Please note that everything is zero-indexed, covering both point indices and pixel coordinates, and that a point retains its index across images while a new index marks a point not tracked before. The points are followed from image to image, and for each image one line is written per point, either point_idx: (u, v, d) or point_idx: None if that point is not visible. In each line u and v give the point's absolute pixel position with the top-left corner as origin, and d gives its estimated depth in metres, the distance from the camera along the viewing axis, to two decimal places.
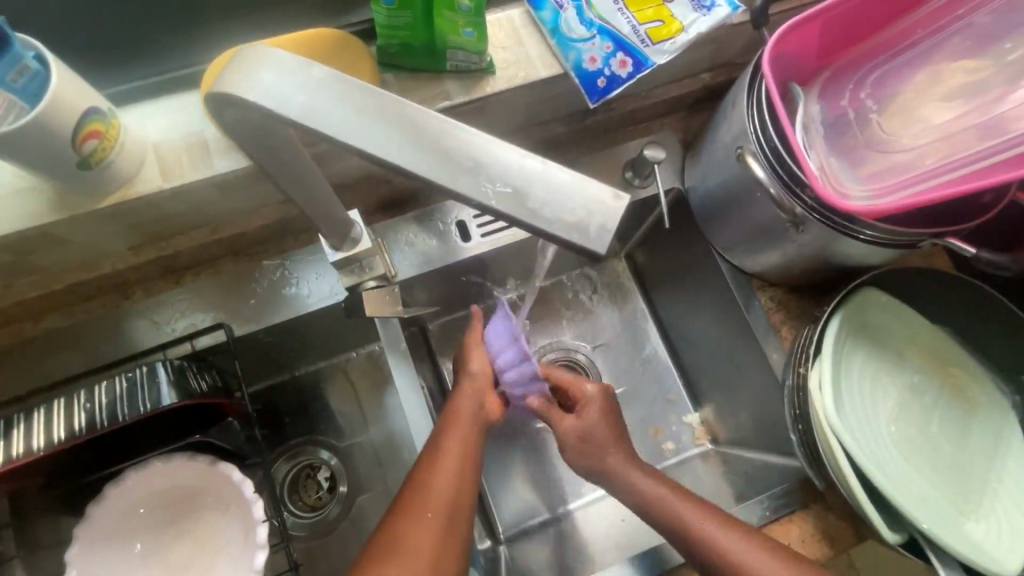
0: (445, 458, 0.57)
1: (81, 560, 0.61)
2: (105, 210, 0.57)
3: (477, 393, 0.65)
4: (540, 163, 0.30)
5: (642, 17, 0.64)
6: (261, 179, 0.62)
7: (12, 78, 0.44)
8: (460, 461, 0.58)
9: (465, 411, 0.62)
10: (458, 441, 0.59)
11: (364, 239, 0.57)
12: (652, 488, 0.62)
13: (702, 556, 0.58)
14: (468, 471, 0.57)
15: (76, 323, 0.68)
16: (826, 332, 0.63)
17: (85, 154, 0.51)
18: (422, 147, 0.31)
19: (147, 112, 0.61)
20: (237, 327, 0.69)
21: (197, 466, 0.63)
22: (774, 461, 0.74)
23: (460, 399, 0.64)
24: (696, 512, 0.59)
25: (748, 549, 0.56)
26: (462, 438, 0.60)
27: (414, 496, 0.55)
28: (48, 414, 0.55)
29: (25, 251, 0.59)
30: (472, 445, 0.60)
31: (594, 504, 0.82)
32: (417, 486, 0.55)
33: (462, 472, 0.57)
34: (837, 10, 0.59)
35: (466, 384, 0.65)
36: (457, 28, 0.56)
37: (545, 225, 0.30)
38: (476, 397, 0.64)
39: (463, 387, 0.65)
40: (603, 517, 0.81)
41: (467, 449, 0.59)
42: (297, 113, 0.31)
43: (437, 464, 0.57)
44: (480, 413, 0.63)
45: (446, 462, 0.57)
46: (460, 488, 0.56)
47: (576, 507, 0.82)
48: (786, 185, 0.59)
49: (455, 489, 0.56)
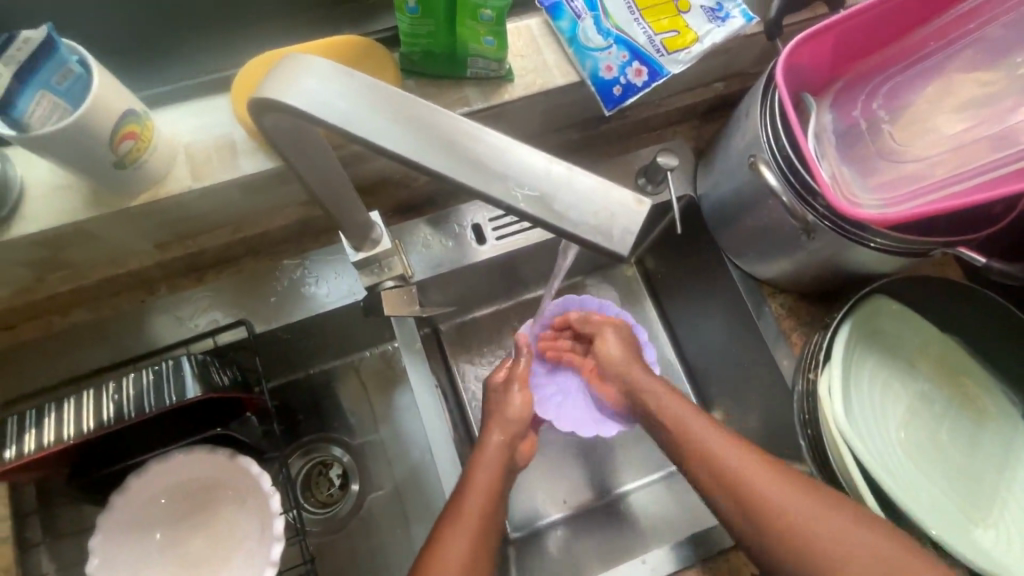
0: (472, 512, 0.57)
1: (105, 549, 0.62)
2: (138, 208, 0.59)
3: (505, 443, 0.64)
4: (566, 169, 0.32)
5: (657, 27, 0.66)
6: (286, 181, 0.64)
7: (56, 81, 0.47)
8: (482, 504, 0.58)
9: (491, 455, 0.63)
10: (481, 492, 0.59)
11: (384, 240, 0.59)
12: (688, 420, 0.62)
13: (727, 487, 0.57)
14: (493, 517, 0.58)
15: (102, 318, 0.70)
16: (837, 339, 0.64)
17: (121, 154, 0.53)
18: (450, 153, 0.32)
19: (176, 116, 0.63)
20: (257, 325, 0.70)
21: (216, 459, 0.65)
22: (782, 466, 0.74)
23: (487, 451, 0.63)
24: (724, 438, 0.59)
25: (767, 479, 0.55)
26: (487, 489, 0.59)
27: (437, 544, 0.55)
28: (78, 405, 0.58)
29: (59, 247, 0.61)
30: (496, 496, 0.60)
31: (635, 492, 0.84)
32: (432, 546, 0.56)
33: (486, 512, 0.58)
34: (851, 22, 0.61)
35: (495, 428, 0.66)
36: (478, 36, 0.58)
37: (570, 227, 0.31)
38: (504, 445, 0.64)
39: (495, 430, 0.65)
40: (637, 506, 0.83)
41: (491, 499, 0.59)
42: (336, 117, 0.33)
43: (462, 515, 0.57)
44: (507, 460, 0.64)
45: (468, 519, 0.57)
46: (482, 532, 0.57)
47: (618, 494, 0.84)
48: (798, 193, 0.60)
49: (475, 541, 0.56)
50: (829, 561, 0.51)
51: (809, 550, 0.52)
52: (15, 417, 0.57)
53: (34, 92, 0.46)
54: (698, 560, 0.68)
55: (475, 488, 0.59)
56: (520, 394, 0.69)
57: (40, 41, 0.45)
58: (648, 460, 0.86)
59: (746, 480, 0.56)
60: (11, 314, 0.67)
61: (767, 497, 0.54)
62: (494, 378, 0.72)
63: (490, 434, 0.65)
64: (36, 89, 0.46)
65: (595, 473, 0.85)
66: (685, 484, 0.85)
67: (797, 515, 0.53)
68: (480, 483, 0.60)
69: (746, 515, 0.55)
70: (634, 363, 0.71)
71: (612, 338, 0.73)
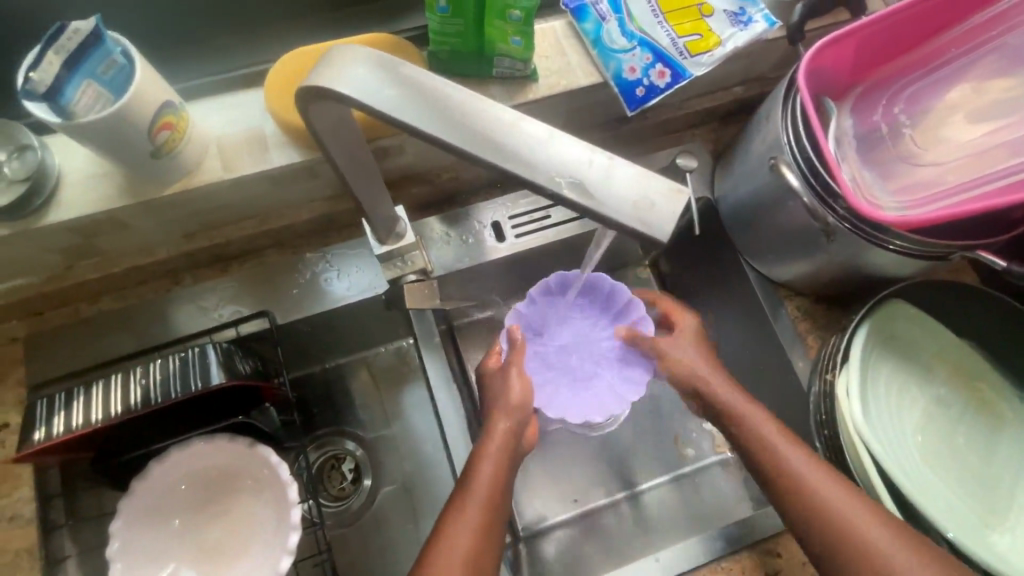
0: (468, 510, 0.57)
1: (124, 533, 0.63)
2: (169, 197, 0.61)
3: (511, 432, 0.63)
4: (607, 159, 0.32)
5: (680, 31, 0.67)
6: (313, 174, 0.65)
7: (101, 71, 0.48)
8: (488, 498, 0.58)
9: (494, 442, 0.62)
10: (484, 491, 0.58)
11: (408, 234, 0.62)
12: (759, 424, 0.62)
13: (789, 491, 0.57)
14: (490, 517, 0.57)
15: (129, 305, 0.71)
16: (855, 340, 0.64)
17: (158, 144, 0.54)
18: (494, 141, 0.33)
19: (209, 108, 0.64)
20: (278, 316, 0.71)
21: (236, 448, 0.66)
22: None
23: (489, 443, 0.62)
24: (794, 446, 0.59)
25: (832, 491, 0.56)
26: (486, 494, 0.58)
27: (448, 531, 0.56)
28: (107, 388, 0.59)
29: (92, 234, 0.63)
30: (498, 492, 0.59)
31: (632, 498, 0.84)
32: (436, 539, 0.56)
33: (489, 509, 0.58)
34: (874, 27, 0.61)
35: (499, 419, 0.64)
36: (505, 36, 0.59)
37: (611, 215, 0.32)
38: (508, 435, 0.63)
39: (498, 412, 0.65)
40: (633, 512, 0.83)
41: (489, 501, 0.58)
42: (383, 106, 0.34)
43: (459, 514, 0.57)
44: (511, 451, 0.62)
45: (475, 511, 0.57)
46: (487, 521, 0.57)
47: (616, 499, 0.84)
48: (818, 195, 0.61)
49: (475, 531, 0.56)
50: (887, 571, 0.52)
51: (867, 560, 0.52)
52: (46, 399, 0.59)
53: (80, 80, 0.47)
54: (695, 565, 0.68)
55: (475, 490, 0.58)
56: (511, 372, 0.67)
57: (88, 31, 0.46)
58: (659, 461, 0.86)
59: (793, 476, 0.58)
60: (41, 300, 0.68)
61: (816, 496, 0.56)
62: (484, 366, 0.72)
63: (496, 421, 0.64)
64: (82, 78, 0.47)
65: (606, 472, 0.85)
66: (694, 487, 0.85)
67: (848, 520, 0.54)
68: (490, 466, 0.60)
69: (798, 512, 0.57)
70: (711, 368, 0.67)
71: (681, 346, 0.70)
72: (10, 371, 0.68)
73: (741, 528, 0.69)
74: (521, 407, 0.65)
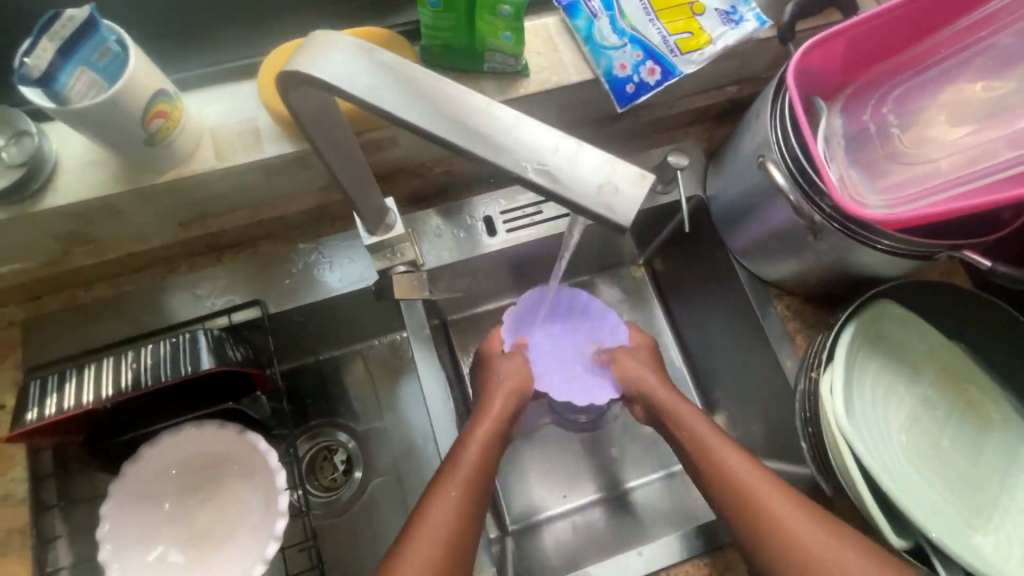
0: (449, 487, 0.59)
1: (115, 515, 0.65)
2: (163, 184, 0.62)
3: (501, 417, 0.66)
4: (575, 145, 0.33)
5: (672, 28, 0.67)
6: (306, 165, 0.66)
7: (95, 58, 0.49)
8: (469, 477, 0.60)
9: (489, 420, 0.66)
10: (467, 468, 0.61)
11: (397, 225, 0.63)
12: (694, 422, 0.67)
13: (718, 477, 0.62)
14: (474, 495, 0.59)
15: (125, 292, 0.72)
16: (840, 339, 0.64)
17: (151, 132, 0.55)
18: (466, 127, 0.34)
19: (205, 99, 0.65)
20: (270, 305, 0.72)
21: (225, 434, 0.67)
22: (787, 468, 0.73)
23: (475, 432, 0.65)
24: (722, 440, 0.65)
25: (757, 478, 0.61)
26: (469, 471, 0.61)
27: (425, 508, 0.58)
28: (99, 371, 0.60)
29: (89, 220, 0.64)
30: (483, 470, 0.61)
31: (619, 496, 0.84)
32: (419, 516, 0.57)
33: (468, 485, 0.60)
34: (863, 27, 0.62)
35: (493, 404, 0.67)
36: (496, 31, 0.60)
37: (578, 199, 0.32)
38: (500, 420, 0.66)
39: (495, 392, 0.69)
40: (621, 509, 0.83)
41: (472, 478, 0.60)
42: (358, 91, 0.35)
43: (438, 491, 0.59)
44: (501, 437, 0.66)
45: (453, 486, 0.59)
46: (462, 502, 0.58)
47: (606, 496, 0.84)
48: (805, 193, 0.61)
49: (456, 507, 0.58)
50: (798, 551, 0.56)
51: (783, 541, 0.57)
52: (39, 381, 0.60)
53: (75, 67, 0.48)
54: (679, 560, 0.68)
55: (458, 471, 0.61)
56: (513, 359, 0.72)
57: (82, 19, 0.47)
58: (650, 459, 0.87)
59: (732, 473, 0.62)
60: (39, 285, 0.70)
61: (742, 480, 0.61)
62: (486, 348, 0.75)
63: (491, 404, 0.67)
64: (77, 65, 0.48)
65: (596, 470, 0.85)
66: (683, 486, 0.85)
67: (769, 505, 0.59)
68: (478, 441, 0.64)
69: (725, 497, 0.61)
70: (657, 376, 0.72)
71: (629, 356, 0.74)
72: (5, 355, 0.69)
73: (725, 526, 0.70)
74: (515, 396, 0.69)
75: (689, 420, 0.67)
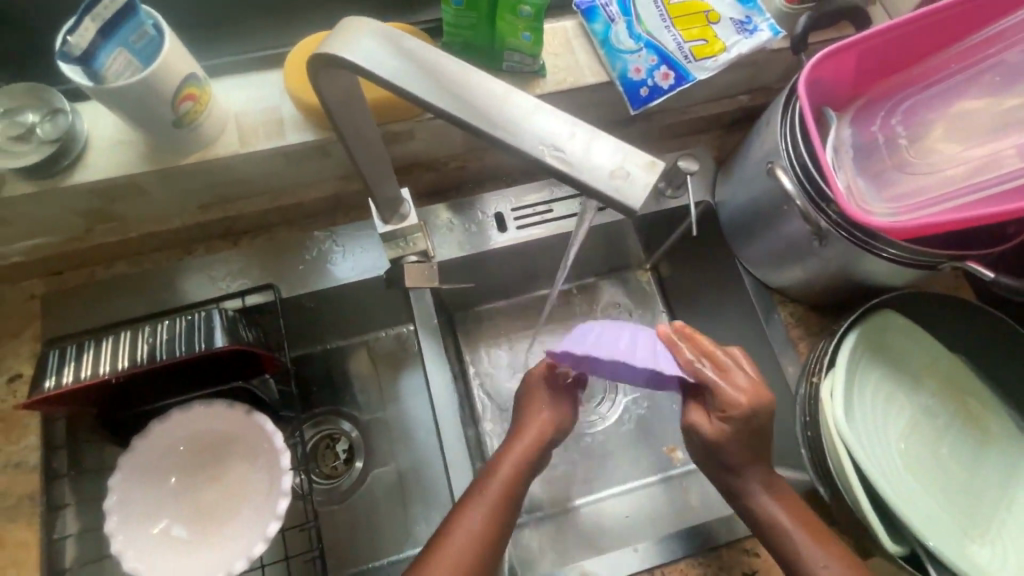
0: (473, 514, 0.59)
1: (122, 488, 0.66)
2: (188, 166, 0.64)
3: (533, 445, 0.65)
4: (589, 131, 0.34)
5: (687, 36, 0.69)
6: (326, 154, 0.69)
7: (133, 41, 0.51)
8: (500, 497, 0.61)
9: (519, 449, 0.64)
10: (492, 497, 0.60)
11: (412, 216, 0.64)
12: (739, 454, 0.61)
13: (749, 504, 0.62)
14: (497, 522, 0.59)
15: (143, 271, 0.74)
16: (843, 346, 0.65)
17: (180, 114, 0.57)
18: (487, 111, 0.35)
19: (231, 85, 0.67)
20: (284, 289, 0.74)
21: (233, 415, 0.68)
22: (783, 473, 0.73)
23: (505, 458, 0.64)
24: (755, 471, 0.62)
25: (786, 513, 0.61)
26: (495, 497, 0.61)
27: (456, 518, 0.59)
28: (116, 345, 0.62)
29: (114, 198, 0.66)
30: (510, 495, 0.61)
31: (618, 496, 0.85)
32: (439, 542, 0.58)
33: (501, 505, 0.60)
34: (874, 40, 0.63)
35: (527, 430, 0.66)
36: (516, 30, 0.62)
37: (591, 182, 0.33)
38: (531, 447, 0.65)
39: (530, 427, 0.66)
40: (618, 509, 0.84)
41: (498, 503, 0.60)
42: (385, 74, 0.37)
43: (461, 517, 0.59)
44: (529, 462, 0.64)
45: (486, 499, 0.60)
46: (490, 519, 0.59)
47: (606, 496, 0.85)
48: (812, 199, 0.62)
49: (478, 533, 0.58)
50: None
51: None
52: (57, 351, 0.62)
53: (113, 47, 0.50)
54: (674, 558, 0.69)
55: (485, 497, 0.61)
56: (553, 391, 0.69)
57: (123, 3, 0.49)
58: (648, 462, 0.87)
59: (759, 500, 0.62)
60: (62, 260, 0.72)
61: (772, 513, 0.61)
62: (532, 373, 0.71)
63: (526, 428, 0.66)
64: (116, 45, 0.51)
65: (595, 469, 0.86)
66: (681, 489, 0.85)
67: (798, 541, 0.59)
68: (507, 469, 0.63)
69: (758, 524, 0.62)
70: (742, 444, 0.60)
71: (720, 425, 0.60)
72: (25, 326, 0.71)
73: (722, 526, 0.70)
74: (545, 432, 0.66)
75: (734, 454, 0.61)
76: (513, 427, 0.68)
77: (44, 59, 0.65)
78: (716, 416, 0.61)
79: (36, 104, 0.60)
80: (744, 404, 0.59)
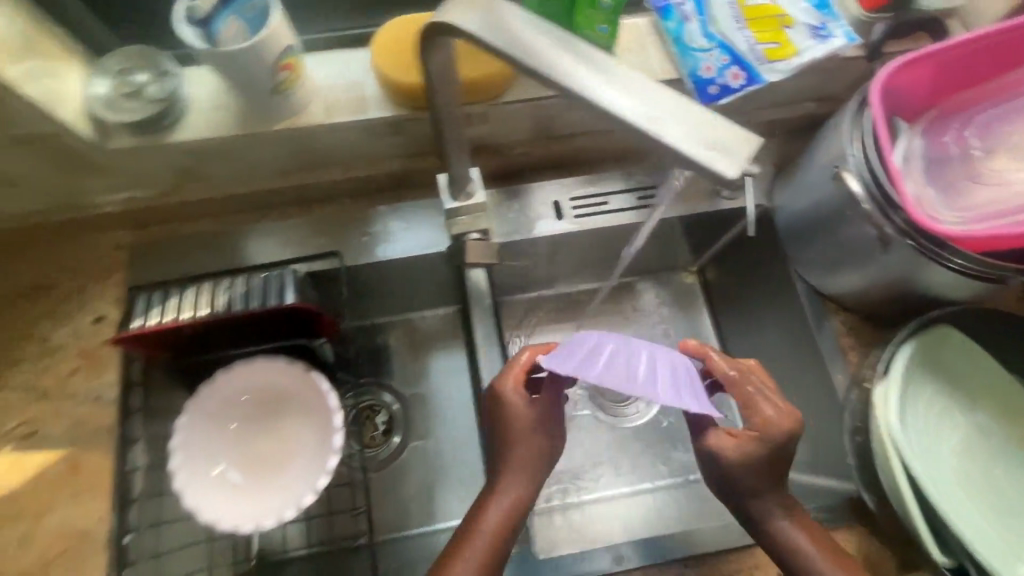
0: (470, 554, 0.56)
1: (187, 430, 0.70)
2: (277, 132, 0.68)
3: (526, 470, 0.60)
4: (688, 105, 0.37)
5: (760, 37, 0.70)
6: (402, 132, 0.72)
7: (245, 10, 0.56)
8: (495, 534, 0.58)
9: (512, 484, 0.60)
10: (487, 535, 0.57)
11: (478, 194, 0.67)
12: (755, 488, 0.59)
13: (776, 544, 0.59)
14: (498, 558, 0.57)
15: (219, 230, 0.78)
16: (899, 354, 0.64)
17: (278, 81, 0.62)
18: (593, 81, 0.39)
19: (319, 60, 0.71)
20: (348, 258, 0.78)
21: (293, 372, 0.72)
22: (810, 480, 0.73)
23: (495, 494, 0.60)
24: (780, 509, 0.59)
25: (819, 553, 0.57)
26: (490, 538, 0.57)
27: (452, 556, 0.56)
28: (197, 294, 0.67)
29: (204, 157, 0.70)
30: (506, 531, 0.58)
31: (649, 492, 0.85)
32: None
33: (498, 541, 0.57)
34: (957, 50, 0.63)
35: (514, 460, 0.61)
36: (594, 23, 0.64)
37: (690, 149, 0.36)
38: (524, 472, 0.60)
39: (516, 455, 0.61)
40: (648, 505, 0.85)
41: (493, 540, 0.57)
42: (497, 41, 0.40)
43: (456, 559, 0.56)
44: (524, 488, 0.60)
45: (481, 535, 0.57)
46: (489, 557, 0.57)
47: (637, 490, 0.85)
48: (879, 204, 0.62)
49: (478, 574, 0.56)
50: None
51: None
52: (144, 296, 0.67)
53: (229, 14, 0.55)
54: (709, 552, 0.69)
55: (478, 534, 0.57)
56: (531, 402, 0.62)
57: None
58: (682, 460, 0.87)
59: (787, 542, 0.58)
60: (150, 214, 0.77)
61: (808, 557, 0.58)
62: (498, 388, 0.63)
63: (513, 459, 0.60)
64: (230, 13, 0.56)
65: (629, 463, 0.87)
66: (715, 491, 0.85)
67: None
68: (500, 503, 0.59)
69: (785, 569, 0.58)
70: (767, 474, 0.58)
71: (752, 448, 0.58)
72: (110, 272, 0.76)
73: None
74: (534, 456, 0.61)
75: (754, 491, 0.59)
76: (495, 456, 0.62)
77: (156, 29, 0.71)
78: (746, 437, 0.58)
79: (147, 65, 0.66)
80: (780, 430, 0.57)
